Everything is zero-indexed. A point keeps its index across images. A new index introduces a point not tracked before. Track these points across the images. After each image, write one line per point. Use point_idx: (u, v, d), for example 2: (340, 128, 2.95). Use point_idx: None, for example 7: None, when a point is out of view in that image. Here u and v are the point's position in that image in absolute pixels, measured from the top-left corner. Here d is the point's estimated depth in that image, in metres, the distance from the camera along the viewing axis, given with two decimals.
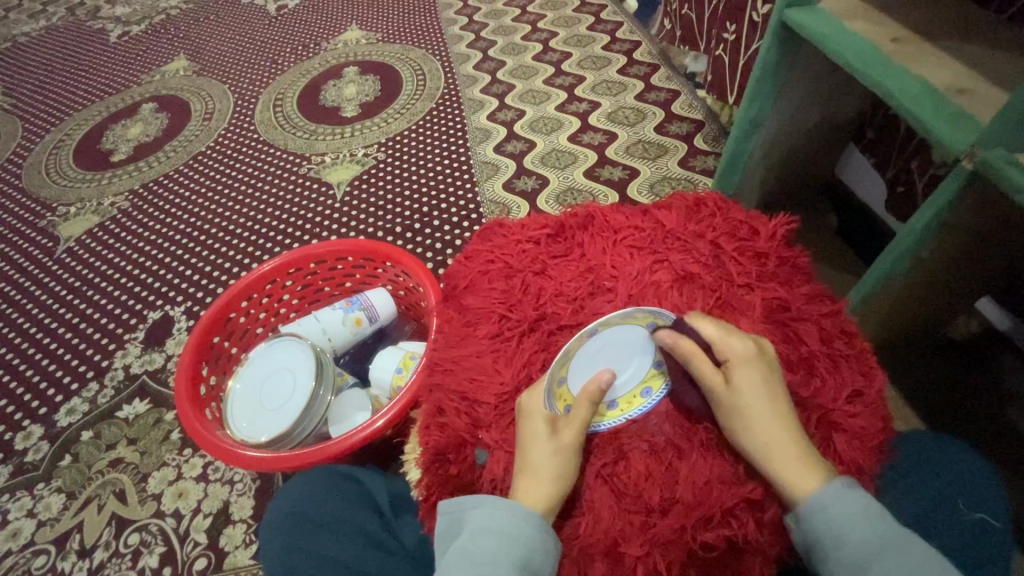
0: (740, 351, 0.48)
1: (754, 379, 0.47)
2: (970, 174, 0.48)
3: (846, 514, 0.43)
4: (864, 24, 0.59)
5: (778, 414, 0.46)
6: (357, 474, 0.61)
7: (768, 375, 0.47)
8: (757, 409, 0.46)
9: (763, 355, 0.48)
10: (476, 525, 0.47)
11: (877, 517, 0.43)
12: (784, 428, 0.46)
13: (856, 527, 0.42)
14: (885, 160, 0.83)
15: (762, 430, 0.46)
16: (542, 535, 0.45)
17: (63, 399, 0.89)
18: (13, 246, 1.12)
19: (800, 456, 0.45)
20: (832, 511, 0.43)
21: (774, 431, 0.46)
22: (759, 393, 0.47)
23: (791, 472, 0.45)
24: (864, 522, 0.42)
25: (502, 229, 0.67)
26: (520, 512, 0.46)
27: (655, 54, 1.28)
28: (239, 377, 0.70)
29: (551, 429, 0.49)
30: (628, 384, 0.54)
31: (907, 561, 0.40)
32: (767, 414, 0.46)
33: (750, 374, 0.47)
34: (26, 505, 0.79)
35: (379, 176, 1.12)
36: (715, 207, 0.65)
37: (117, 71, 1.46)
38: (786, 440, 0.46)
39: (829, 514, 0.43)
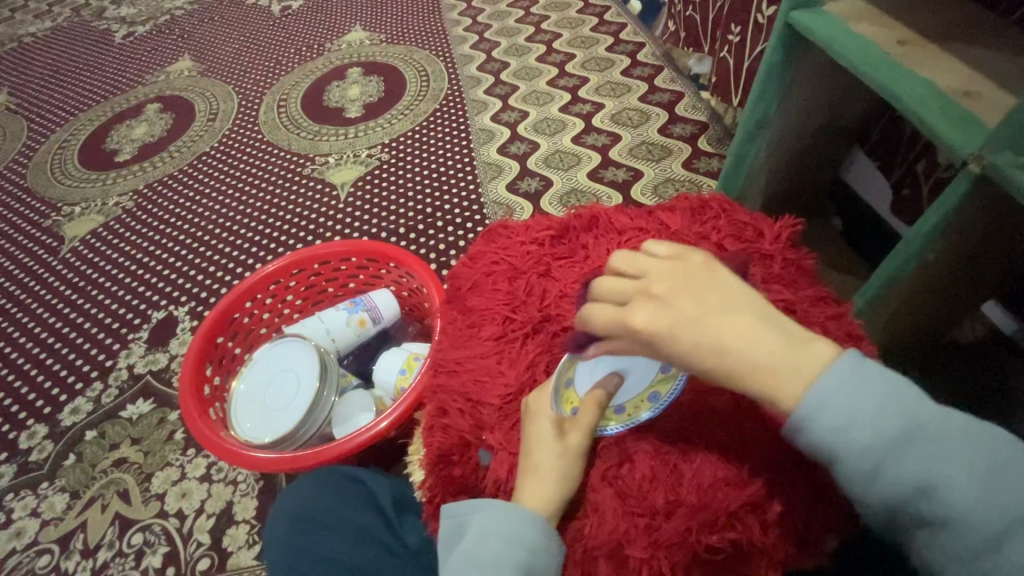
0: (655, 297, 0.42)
1: (672, 343, 0.40)
2: (977, 177, 0.48)
3: (849, 409, 0.37)
4: (869, 27, 0.59)
5: (725, 359, 0.39)
6: (359, 474, 0.60)
7: (677, 324, 0.40)
8: (701, 366, 0.40)
9: (662, 307, 0.41)
10: (479, 527, 0.47)
11: (881, 402, 0.37)
12: (742, 360, 0.39)
13: (861, 428, 0.37)
14: (890, 162, 0.83)
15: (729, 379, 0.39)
16: (545, 535, 0.45)
17: (68, 398, 0.89)
18: (19, 246, 1.12)
19: (783, 372, 0.39)
20: (832, 414, 0.37)
21: (739, 372, 0.39)
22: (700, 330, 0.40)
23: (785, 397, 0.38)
24: (868, 423, 0.37)
25: (506, 230, 0.67)
26: (523, 513, 0.46)
27: (659, 55, 1.28)
28: (243, 377, 0.70)
29: (557, 430, 0.49)
30: (636, 388, 0.52)
31: (920, 461, 0.37)
32: (714, 368, 0.39)
33: (665, 340, 0.40)
34: (30, 504, 0.79)
35: (383, 176, 1.12)
36: (720, 208, 0.64)
37: (122, 72, 1.46)
38: (752, 362, 0.39)
39: (831, 419, 0.37)
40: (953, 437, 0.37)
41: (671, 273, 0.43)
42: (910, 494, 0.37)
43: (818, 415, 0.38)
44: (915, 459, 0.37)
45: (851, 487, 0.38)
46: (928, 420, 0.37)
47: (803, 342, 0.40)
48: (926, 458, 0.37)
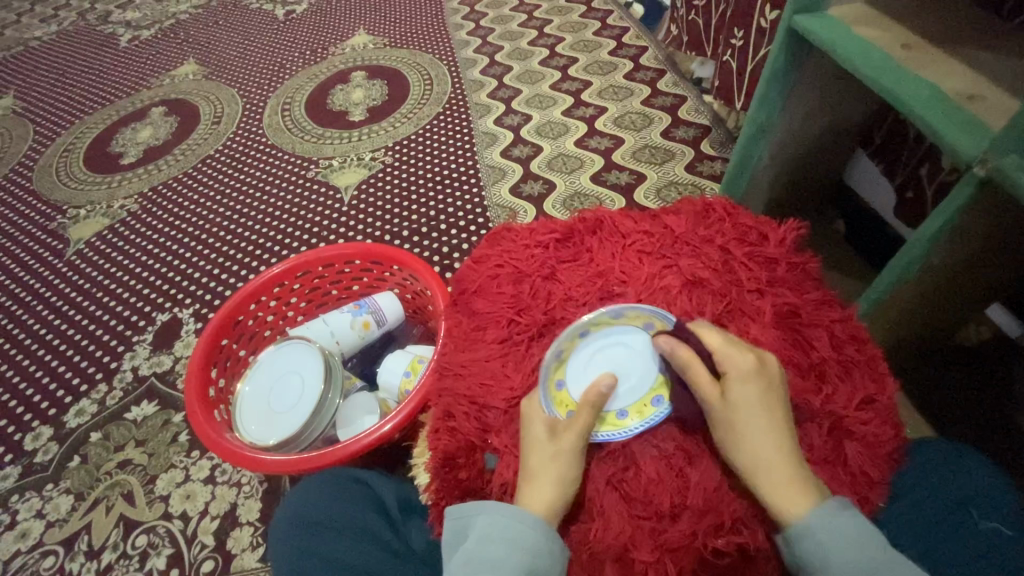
0: (742, 366, 0.46)
1: (752, 396, 0.45)
2: (982, 181, 0.48)
3: (839, 538, 0.42)
4: (873, 31, 0.59)
5: (774, 433, 0.45)
6: (365, 477, 0.60)
7: (772, 388, 0.46)
8: (753, 424, 0.45)
9: (769, 372, 0.47)
10: (482, 530, 0.47)
11: (871, 544, 0.42)
12: (782, 446, 0.44)
13: (849, 550, 0.41)
14: (894, 165, 0.83)
15: (759, 447, 0.44)
16: (548, 538, 0.45)
17: (72, 400, 0.89)
18: (24, 248, 1.13)
19: (793, 486, 0.44)
20: (823, 537, 0.42)
21: (773, 450, 0.44)
22: (756, 412, 0.45)
23: (783, 491, 0.44)
24: (854, 549, 0.41)
25: (510, 234, 0.67)
26: (527, 516, 0.46)
27: (662, 59, 1.28)
28: (248, 379, 0.71)
29: (550, 433, 0.49)
30: (633, 393, 0.53)
31: None
32: (761, 430, 0.45)
33: (751, 393, 0.46)
34: (35, 506, 0.80)
35: (387, 180, 1.13)
36: (724, 212, 0.65)
37: (128, 75, 1.47)
38: (780, 461, 0.44)
39: (821, 540, 0.42)
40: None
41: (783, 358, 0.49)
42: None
43: (809, 534, 0.42)
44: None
45: None
46: (909, 571, 0.41)
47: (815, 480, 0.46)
48: None
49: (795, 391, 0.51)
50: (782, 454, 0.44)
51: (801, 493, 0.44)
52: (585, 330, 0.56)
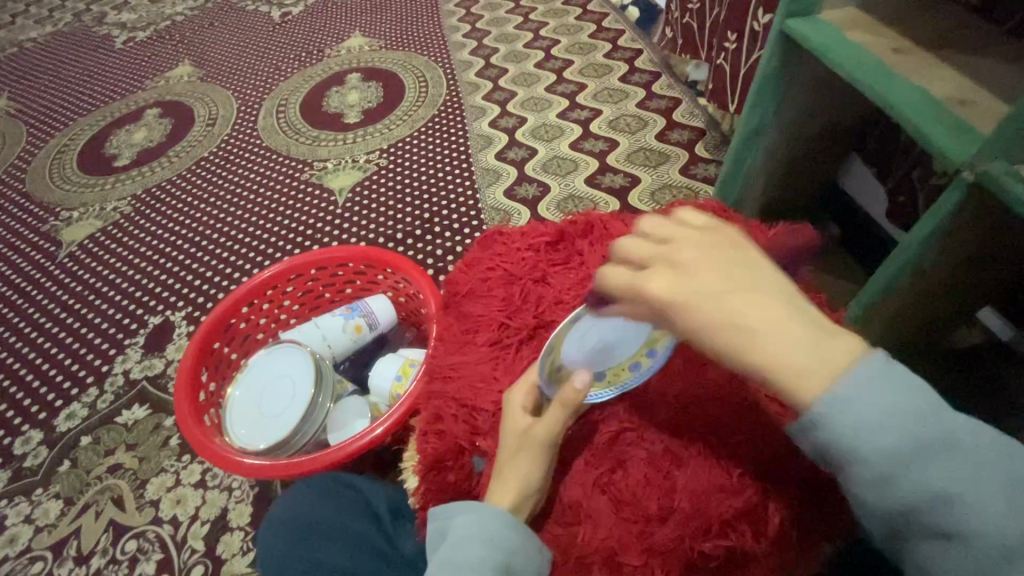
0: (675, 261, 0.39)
1: (704, 285, 0.37)
2: (971, 185, 0.48)
3: (873, 404, 0.33)
4: (864, 35, 0.59)
5: (751, 297, 0.36)
6: (354, 481, 0.60)
7: (726, 253, 0.39)
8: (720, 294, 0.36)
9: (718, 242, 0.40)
10: (460, 529, 0.46)
11: (908, 402, 0.33)
12: (766, 311, 0.35)
13: (887, 428, 0.33)
14: (886, 169, 0.83)
15: (743, 315, 0.35)
16: (524, 537, 0.45)
17: (63, 403, 0.89)
18: (16, 250, 1.12)
19: (808, 364, 0.34)
20: (855, 413, 0.33)
21: (760, 315, 0.35)
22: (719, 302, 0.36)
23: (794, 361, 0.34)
24: (892, 427, 0.33)
25: (502, 237, 0.67)
26: (504, 516, 0.46)
27: (657, 62, 1.28)
28: (239, 383, 0.70)
29: (521, 425, 0.49)
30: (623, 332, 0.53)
31: (944, 467, 0.33)
32: (737, 298, 0.36)
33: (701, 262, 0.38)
34: (24, 511, 0.79)
35: (381, 182, 1.12)
36: (714, 215, 0.65)
37: (123, 77, 1.47)
38: (773, 341, 0.35)
39: (853, 414, 0.33)
40: (981, 449, 0.33)
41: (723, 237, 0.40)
42: (922, 505, 0.33)
43: (837, 410, 0.33)
44: (931, 470, 0.33)
45: (857, 491, 0.34)
46: (959, 441, 0.33)
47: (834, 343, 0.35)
48: (949, 467, 0.33)
49: None
50: (768, 331, 0.35)
51: (818, 355, 0.34)
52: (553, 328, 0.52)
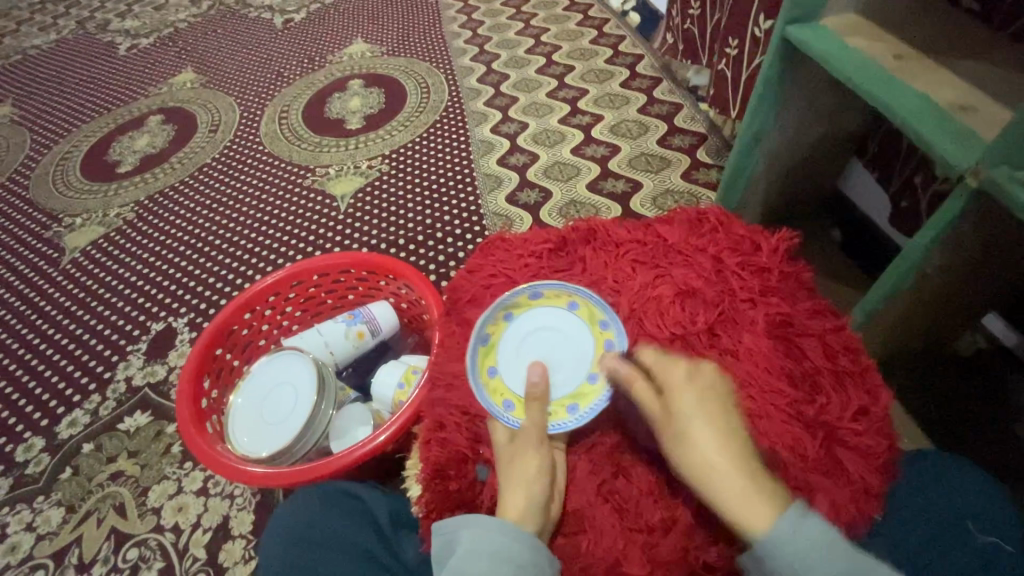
0: (675, 380, 0.51)
1: (689, 404, 0.49)
2: (975, 191, 0.48)
3: (810, 543, 0.41)
4: (864, 42, 0.60)
5: (719, 437, 0.47)
6: (355, 489, 0.60)
7: (706, 395, 0.50)
8: (693, 429, 0.47)
9: (702, 382, 0.51)
10: (469, 543, 0.46)
11: (835, 544, 0.41)
12: (727, 453, 0.46)
13: (816, 559, 0.41)
14: (888, 175, 0.83)
15: (709, 450, 0.46)
16: (534, 551, 0.45)
17: (65, 410, 0.89)
18: (19, 257, 1.12)
19: (751, 494, 0.44)
20: (790, 544, 0.41)
21: (721, 456, 0.46)
22: (700, 422, 0.48)
23: (741, 498, 0.44)
24: (821, 557, 0.41)
25: (504, 243, 0.67)
26: (515, 528, 0.46)
27: (658, 67, 1.29)
28: (240, 391, 0.70)
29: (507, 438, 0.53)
30: (521, 337, 0.59)
31: None
32: (704, 435, 0.47)
33: (686, 398, 0.49)
34: (25, 518, 0.79)
35: (383, 188, 1.13)
36: (717, 221, 0.64)
37: (127, 84, 1.47)
38: (729, 465, 0.45)
39: (795, 552, 0.41)
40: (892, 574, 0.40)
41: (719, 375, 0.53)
42: None
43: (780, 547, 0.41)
44: None
45: None
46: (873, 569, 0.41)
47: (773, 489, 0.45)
48: None
49: (790, 401, 0.51)
50: (726, 457, 0.46)
51: (764, 497, 0.44)
52: (488, 369, 0.58)
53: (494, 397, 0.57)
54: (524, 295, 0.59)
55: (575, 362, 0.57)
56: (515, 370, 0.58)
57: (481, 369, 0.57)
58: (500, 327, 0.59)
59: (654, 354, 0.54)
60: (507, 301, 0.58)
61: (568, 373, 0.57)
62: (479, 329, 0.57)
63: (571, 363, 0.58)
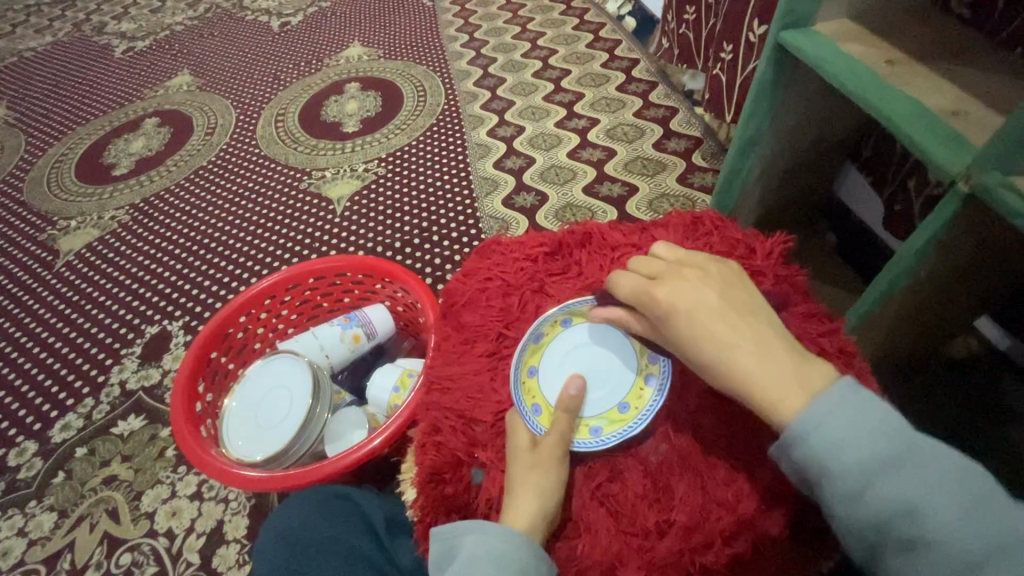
0: (664, 292, 0.48)
1: (683, 312, 0.46)
2: (967, 196, 0.48)
3: (840, 425, 0.39)
4: (857, 47, 0.60)
5: (722, 339, 0.44)
6: (350, 493, 0.59)
7: (683, 298, 0.47)
8: (686, 346, 0.46)
9: (676, 284, 0.48)
10: (476, 548, 0.46)
11: (874, 425, 0.39)
12: (727, 356, 0.44)
13: (851, 445, 0.38)
14: (882, 179, 0.83)
15: (717, 356, 0.44)
16: (534, 559, 0.45)
17: (58, 414, 0.88)
18: (14, 260, 1.12)
19: (773, 387, 0.42)
20: (820, 434, 0.39)
21: (729, 358, 0.43)
22: (697, 328, 0.45)
23: (763, 395, 0.42)
24: (857, 442, 0.38)
25: (499, 246, 0.67)
26: (529, 540, 0.46)
27: (654, 72, 1.29)
28: (235, 395, 0.70)
29: (530, 440, 0.52)
30: (570, 349, 0.59)
31: (911, 481, 0.37)
32: (706, 341, 0.44)
33: (663, 318, 0.47)
34: (17, 523, 0.78)
35: (379, 191, 1.13)
36: (712, 225, 0.65)
37: (123, 86, 1.47)
38: (742, 362, 0.43)
39: (825, 438, 0.39)
40: (942, 466, 0.38)
41: (710, 274, 0.49)
42: (891, 517, 0.37)
43: (808, 437, 0.39)
44: (893, 484, 0.37)
45: (833, 507, 0.39)
46: (921, 458, 0.38)
47: (799, 371, 0.42)
48: (913, 481, 0.37)
49: None
50: (737, 356, 0.43)
51: (788, 385, 0.41)
52: (529, 367, 0.58)
53: (526, 395, 0.57)
54: (586, 306, 0.60)
55: (611, 387, 0.57)
56: (553, 377, 0.58)
57: (523, 365, 0.58)
58: (555, 330, 0.60)
59: (626, 276, 0.52)
60: (569, 306, 0.59)
61: (602, 396, 0.56)
62: (536, 325, 0.58)
63: (609, 389, 0.57)
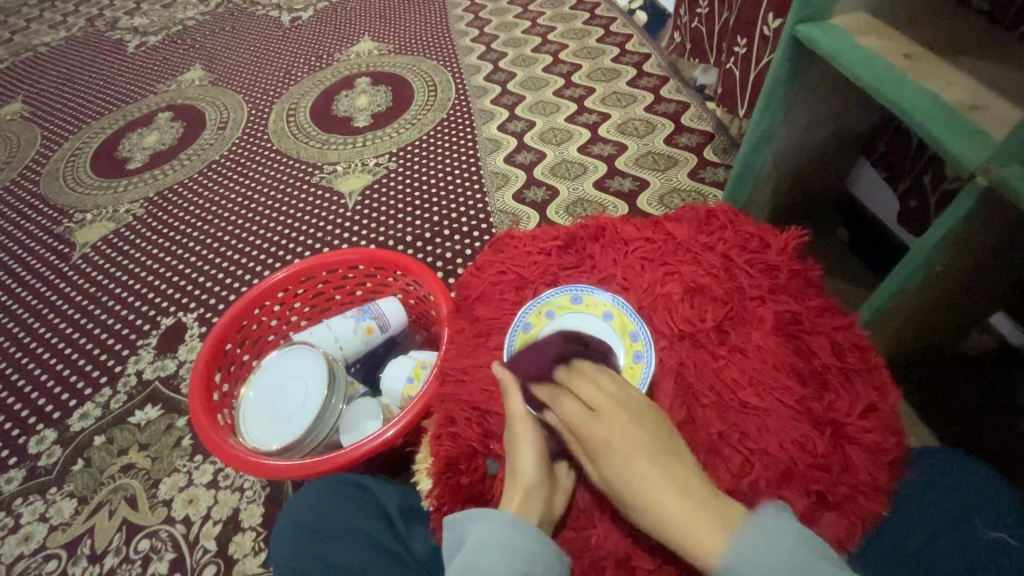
0: (592, 438, 0.49)
1: (611, 464, 0.47)
2: (984, 191, 0.48)
3: (764, 564, 0.41)
4: (874, 41, 0.60)
5: (645, 487, 0.46)
6: (367, 483, 0.60)
7: (624, 447, 0.47)
8: (624, 486, 0.46)
9: (605, 416, 0.49)
10: (474, 540, 0.47)
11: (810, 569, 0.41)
12: (660, 502, 0.45)
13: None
14: (897, 175, 0.83)
15: (639, 510, 0.46)
16: (542, 546, 0.46)
17: (77, 403, 0.90)
18: (31, 252, 1.13)
19: (696, 545, 0.43)
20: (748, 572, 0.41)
21: (647, 503, 0.45)
22: (623, 477, 0.47)
23: (686, 546, 0.43)
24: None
25: (512, 240, 0.68)
26: (516, 519, 0.47)
27: (665, 66, 1.29)
28: (251, 384, 0.71)
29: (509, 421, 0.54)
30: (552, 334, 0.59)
31: None
32: (629, 491, 0.46)
33: (606, 460, 0.48)
34: (38, 509, 0.80)
35: (391, 185, 1.13)
36: (726, 219, 0.65)
37: (137, 81, 1.48)
38: (660, 514, 0.44)
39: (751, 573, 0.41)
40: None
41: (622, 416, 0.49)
42: None
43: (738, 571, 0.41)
44: None
45: None
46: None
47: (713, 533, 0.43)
48: None
49: (798, 397, 0.52)
50: (653, 505, 0.45)
51: (706, 546, 0.43)
52: None
53: None
54: (565, 297, 0.60)
55: None
56: None
57: None
58: (540, 320, 0.59)
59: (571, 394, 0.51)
60: (549, 298, 0.60)
61: None
62: (517, 317, 0.59)
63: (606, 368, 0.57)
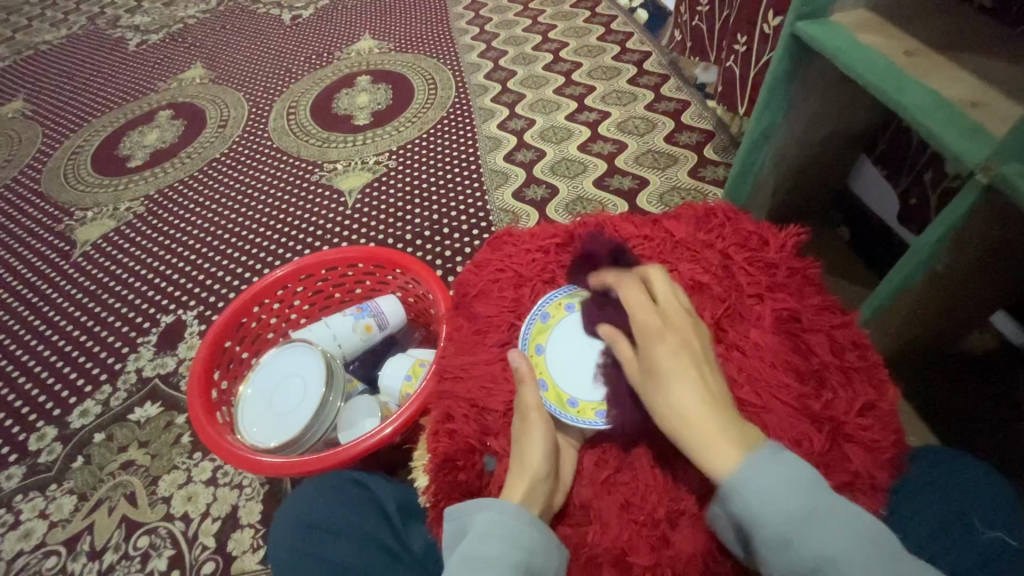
0: (648, 327, 0.50)
1: (660, 348, 0.48)
2: (985, 188, 0.48)
3: (776, 478, 0.40)
4: (876, 38, 0.60)
5: (688, 375, 0.46)
6: (365, 480, 0.60)
7: (683, 339, 0.49)
8: (663, 369, 0.47)
9: (670, 311, 0.51)
10: (478, 530, 0.46)
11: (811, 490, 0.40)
12: (698, 395, 0.45)
13: (779, 498, 0.39)
14: (897, 173, 0.83)
15: (668, 399, 0.46)
16: (544, 538, 0.46)
17: (77, 400, 0.90)
18: (31, 250, 1.13)
19: (716, 441, 0.43)
20: (751, 483, 0.40)
21: (682, 392, 0.45)
22: (668, 362, 0.47)
23: (706, 438, 0.43)
24: (786, 498, 0.39)
25: (511, 238, 0.69)
26: (521, 511, 0.47)
27: (666, 64, 1.29)
28: (250, 381, 0.71)
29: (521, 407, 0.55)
30: (569, 325, 0.60)
31: (825, 532, 0.38)
32: (668, 376, 0.46)
33: (655, 344, 0.49)
34: (38, 506, 0.80)
35: (390, 183, 1.13)
36: (725, 217, 0.65)
37: (138, 79, 1.48)
38: (694, 403, 0.45)
39: (753, 488, 0.40)
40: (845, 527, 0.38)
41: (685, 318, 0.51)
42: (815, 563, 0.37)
43: (739, 487, 0.40)
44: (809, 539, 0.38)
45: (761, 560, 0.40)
46: (833, 511, 0.39)
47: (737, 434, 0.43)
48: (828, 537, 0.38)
49: (795, 394, 0.52)
50: (687, 393, 0.45)
51: (725, 440, 0.43)
52: (537, 346, 0.59)
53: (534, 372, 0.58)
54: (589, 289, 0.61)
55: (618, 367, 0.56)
56: (560, 357, 0.58)
57: (530, 344, 0.60)
58: (560, 311, 0.60)
59: (641, 285, 0.54)
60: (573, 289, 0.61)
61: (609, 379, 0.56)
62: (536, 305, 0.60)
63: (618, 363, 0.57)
